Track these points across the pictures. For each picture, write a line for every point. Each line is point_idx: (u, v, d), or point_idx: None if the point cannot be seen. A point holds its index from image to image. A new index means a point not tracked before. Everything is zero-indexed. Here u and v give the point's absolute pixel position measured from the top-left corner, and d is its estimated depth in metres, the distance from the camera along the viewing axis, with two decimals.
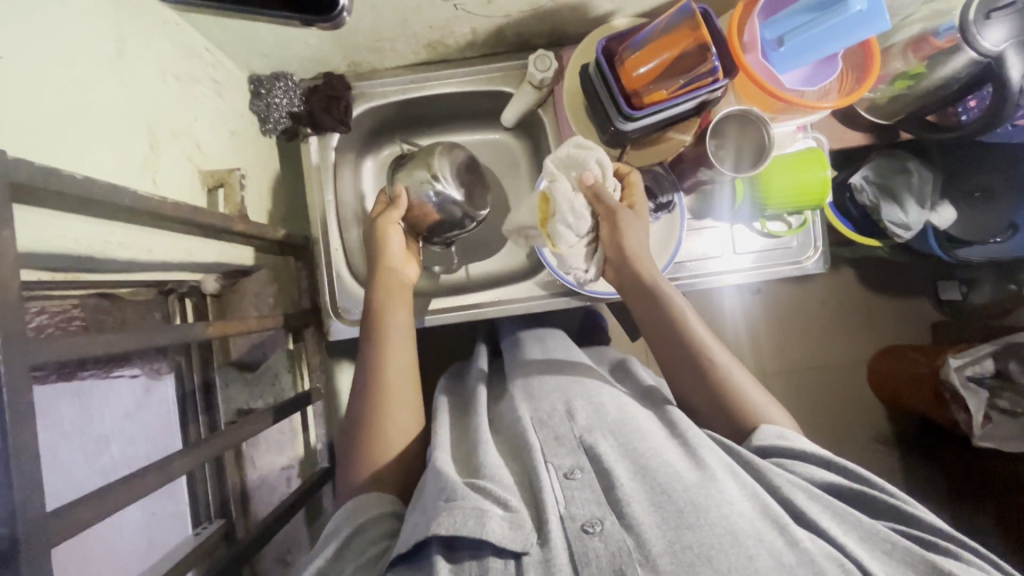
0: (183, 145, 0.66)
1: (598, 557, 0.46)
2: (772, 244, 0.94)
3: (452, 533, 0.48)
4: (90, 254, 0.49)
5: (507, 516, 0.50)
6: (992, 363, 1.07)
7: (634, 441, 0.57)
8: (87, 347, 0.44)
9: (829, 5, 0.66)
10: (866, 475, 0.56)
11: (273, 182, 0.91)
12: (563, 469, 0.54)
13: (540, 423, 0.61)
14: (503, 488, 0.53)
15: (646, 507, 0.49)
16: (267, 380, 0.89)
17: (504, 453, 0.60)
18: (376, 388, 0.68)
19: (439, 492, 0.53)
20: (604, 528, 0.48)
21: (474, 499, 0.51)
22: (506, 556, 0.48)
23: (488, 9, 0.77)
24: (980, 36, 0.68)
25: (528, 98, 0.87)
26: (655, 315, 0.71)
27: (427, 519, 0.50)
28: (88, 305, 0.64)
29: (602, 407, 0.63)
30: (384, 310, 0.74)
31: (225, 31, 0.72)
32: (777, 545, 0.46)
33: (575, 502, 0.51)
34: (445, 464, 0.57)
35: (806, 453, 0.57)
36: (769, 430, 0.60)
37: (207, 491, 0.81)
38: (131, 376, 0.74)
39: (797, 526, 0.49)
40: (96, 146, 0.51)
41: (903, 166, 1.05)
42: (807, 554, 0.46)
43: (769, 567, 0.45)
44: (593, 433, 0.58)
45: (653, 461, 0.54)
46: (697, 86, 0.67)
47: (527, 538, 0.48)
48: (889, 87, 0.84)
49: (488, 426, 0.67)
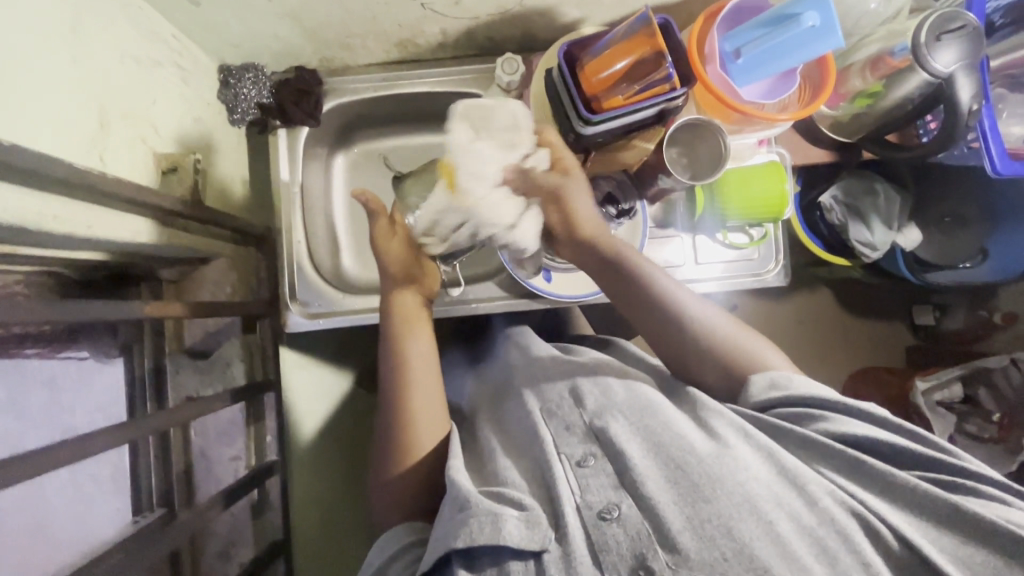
0: (140, 126, 0.66)
1: (617, 543, 0.50)
2: (736, 256, 0.95)
3: (469, 544, 0.50)
4: (26, 225, 0.49)
5: (523, 516, 0.51)
6: (961, 389, 1.11)
7: (645, 419, 0.59)
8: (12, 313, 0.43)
9: (782, 21, 0.68)
10: (880, 417, 0.56)
11: (239, 172, 0.91)
12: (575, 458, 0.57)
13: (550, 414, 0.63)
14: (518, 490, 0.55)
15: (663, 485, 0.52)
16: (219, 368, 0.87)
17: (512, 454, 0.62)
18: (405, 420, 0.68)
19: (454, 504, 0.54)
20: (621, 513, 0.51)
21: (487, 505, 0.52)
22: (526, 556, 0.50)
23: (456, 10, 0.78)
24: (931, 58, 0.70)
25: (496, 101, 0.88)
26: (633, 300, 0.71)
27: (446, 533, 0.52)
28: (30, 281, 0.63)
29: (611, 390, 0.64)
30: (402, 338, 0.73)
31: (193, 18, 0.73)
32: (797, 508, 0.49)
33: (591, 490, 0.53)
34: (459, 474, 0.59)
35: (792, 399, 0.58)
36: (762, 380, 0.61)
37: (150, 480, 0.81)
38: (79, 360, 0.74)
39: (813, 484, 0.51)
40: (37, 116, 0.51)
41: (870, 188, 1.07)
42: (828, 514, 0.49)
43: (790, 531, 0.48)
44: (603, 417, 0.60)
45: (666, 438, 0.56)
46: (654, 93, 0.69)
47: (546, 535, 0.51)
48: (849, 104, 0.85)
49: (498, 421, 0.69)
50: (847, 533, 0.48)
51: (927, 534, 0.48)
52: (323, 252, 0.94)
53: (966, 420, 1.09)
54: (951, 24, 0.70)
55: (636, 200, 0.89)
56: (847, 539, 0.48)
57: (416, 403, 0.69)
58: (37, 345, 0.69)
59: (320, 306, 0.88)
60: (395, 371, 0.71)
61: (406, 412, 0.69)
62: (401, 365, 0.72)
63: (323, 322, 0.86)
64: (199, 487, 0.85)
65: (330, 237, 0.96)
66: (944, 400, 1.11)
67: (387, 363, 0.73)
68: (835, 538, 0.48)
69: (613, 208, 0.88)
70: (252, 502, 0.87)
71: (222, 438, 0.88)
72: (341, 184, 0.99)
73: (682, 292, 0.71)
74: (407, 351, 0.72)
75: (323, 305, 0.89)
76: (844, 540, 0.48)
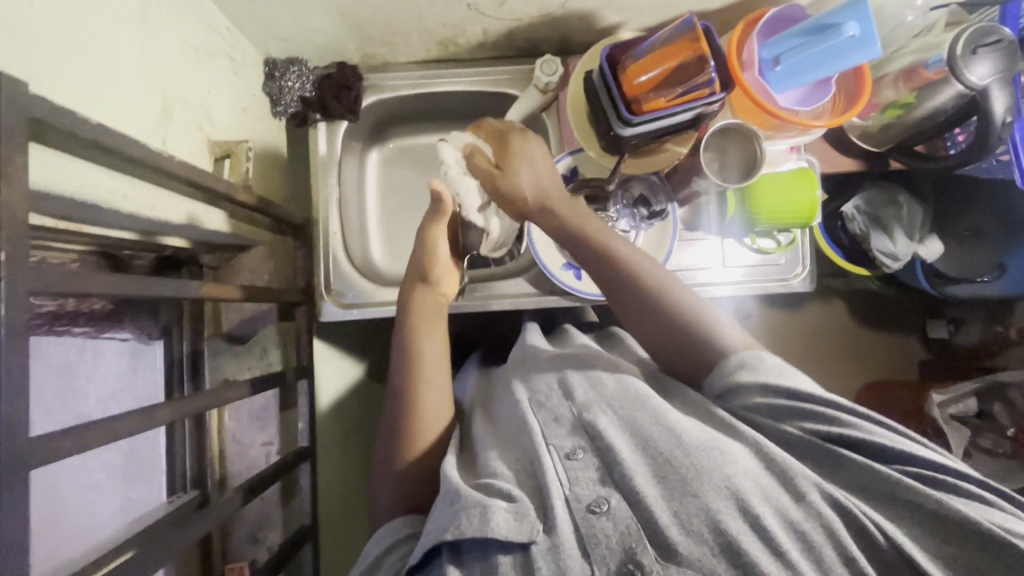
0: (195, 115, 0.68)
1: (606, 537, 0.49)
2: (761, 260, 0.96)
3: (458, 536, 0.50)
4: (95, 202, 0.51)
5: (512, 508, 0.51)
6: (975, 403, 1.11)
7: (634, 411, 0.59)
8: (93, 284, 0.44)
9: (820, 30, 0.69)
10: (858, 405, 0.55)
11: (279, 163, 0.93)
12: (565, 451, 0.56)
13: (538, 405, 0.64)
14: (508, 481, 0.55)
15: (650, 479, 0.52)
16: (256, 352, 0.88)
17: (500, 446, 0.62)
18: (410, 416, 0.69)
19: (446, 497, 0.55)
20: (610, 507, 0.51)
21: (477, 497, 0.53)
22: (512, 548, 0.49)
23: (500, 11, 0.80)
24: (966, 70, 0.71)
25: (533, 101, 0.91)
26: (620, 286, 0.72)
27: (437, 525, 0.52)
28: (86, 260, 0.65)
29: (600, 381, 0.65)
30: (418, 330, 0.74)
31: (245, 11, 0.75)
32: (785, 503, 0.49)
33: (580, 482, 0.53)
34: (451, 468, 0.59)
35: (769, 385, 0.57)
36: (732, 360, 0.61)
37: (185, 460, 0.84)
38: (121, 340, 0.77)
39: (802, 477, 0.50)
40: (106, 99, 0.53)
41: (892, 199, 1.07)
42: (814, 508, 0.48)
43: (776, 525, 0.47)
44: (592, 410, 0.60)
45: (654, 431, 0.56)
46: (693, 97, 0.70)
47: (533, 526, 0.50)
48: (880, 115, 0.87)
49: (491, 416, 0.70)
50: (833, 529, 0.47)
51: (914, 531, 0.48)
52: (357, 243, 0.95)
53: (981, 434, 1.08)
54: (987, 39, 0.72)
55: (667, 203, 0.90)
56: (833, 534, 0.47)
57: (425, 397, 0.70)
58: (85, 325, 0.72)
59: (355, 296, 0.90)
60: (408, 361, 0.72)
61: (416, 404, 0.69)
62: (415, 357, 0.72)
63: (356, 312, 0.88)
64: (231, 473, 0.87)
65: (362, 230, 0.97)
66: (958, 414, 1.12)
67: (399, 352, 0.74)
68: (820, 532, 0.47)
69: (644, 209, 0.91)
70: (281, 488, 0.89)
71: (254, 424, 0.89)
72: (373, 180, 1.01)
73: (668, 279, 0.72)
74: (422, 346, 0.73)
75: (357, 296, 0.90)
76: (829, 535, 0.47)
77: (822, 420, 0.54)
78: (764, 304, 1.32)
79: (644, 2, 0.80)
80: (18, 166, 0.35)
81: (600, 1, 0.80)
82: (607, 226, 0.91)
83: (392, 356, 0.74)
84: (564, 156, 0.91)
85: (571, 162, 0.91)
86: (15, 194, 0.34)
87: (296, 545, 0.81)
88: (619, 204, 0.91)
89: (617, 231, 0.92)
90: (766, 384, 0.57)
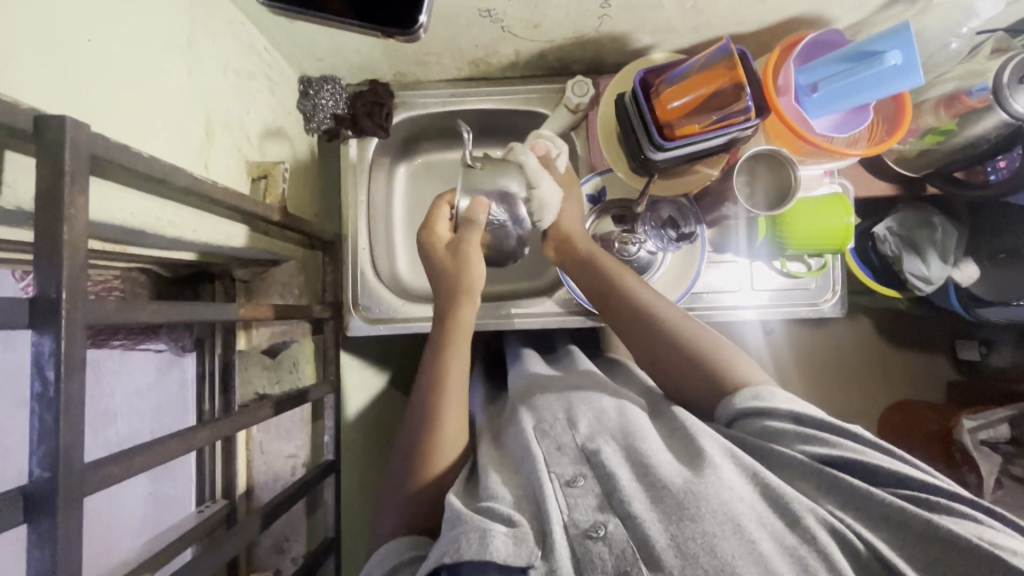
0: (234, 136, 0.72)
1: (602, 561, 0.47)
2: (792, 284, 0.94)
3: (456, 559, 0.48)
4: (142, 228, 0.53)
5: (511, 532, 0.50)
6: (1007, 428, 1.03)
7: (635, 440, 0.58)
8: (149, 314, 0.45)
9: (863, 58, 0.67)
10: (860, 436, 0.54)
11: (310, 179, 0.96)
12: (565, 477, 0.55)
13: (541, 434, 0.62)
14: (507, 506, 0.53)
15: (649, 505, 0.50)
16: (285, 367, 0.90)
17: (503, 470, 0.59)
18: (427, 447, 0.67)
19: (448, 520, 0.53)
20: (607, 531, 0.49)
21: (477, 520, 0.51)
22: (512, 572, 0.48)
23: (534, 33, 0.81)
24: (1012, 99, 0.70)
25: (562, 120, 0.91)
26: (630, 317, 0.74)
27: (437, 548, 0.51)
28: (126, 277, 0.72)
29: (604, 412, 0.64)
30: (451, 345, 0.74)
31: (284, 34, 0.77)
32: (780, 529, 0.48)
33: (578, 508, 0.52)
34: (452, 493, 0.57)
35: (799, 415, 0.56)
36: (746, 393, 0.61)
37: (212, 474, 0.87)
38: (158, 349, 0.86)
39: (798, 504, 0.49)
40: (151, 127, 0.55)
41: (926, 221, 1.00)
42: (810, 534, 0.47)
43: (773, 552, 0.46)
44: (595, 439, 0.59)
45: (655, 459, 0.55)
46: (728, 124, 0.69)
47: (532, 551, 0.48)
48: (917, 140, 0.84)
49: (496, 441, 0.68)
50: (827, 552, 0.46)
51: (905, 552, 0.46)
52: (386, 259, 0.96)
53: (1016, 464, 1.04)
54: None
55: (697, 225, 0.89)
56: (829, 558, 0.45)
57: (449, 425, 0.68)
58: (123, 338, 0.81)
59: (381, 311, 0.90)
60: (432, 383, 0.71)
61: (437, 431, 0.67)
62: (439, 374, 0.72)
63: (384, 326, 0.89)
64: (258, 483, 0.90)
65: (390, 244, 0.98)
66: (989, 440, 1.04)
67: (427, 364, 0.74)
68: (817, 558, 0.46)
69: (672, 230, 0.89)
70: (305, 500, 0.91)
71: (280, 435, 0.91)
72: (401, 194, 1.01)
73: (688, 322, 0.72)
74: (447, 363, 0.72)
75: (383, 311, 0.90)
76: (824, 560, 0.45)
77: (820, 444, 0.54)
78: (790, 323, 1.29)
79: (680, 25, 0.80)
80: (78, 206, 0.36)
81: (633, 24, 0.80)
82: (633, 246, 0.89)
83: (420, 375, 0.74)
84: (590, 175, 0.91)
85: (599, 181, 0.91)
86: (77, 232, 0.36)
87: (320, 558, 0.83)
88: (647, 225, 0.88)
89: (643, 251, 0.90)
90: (794, 415, 0.57)
